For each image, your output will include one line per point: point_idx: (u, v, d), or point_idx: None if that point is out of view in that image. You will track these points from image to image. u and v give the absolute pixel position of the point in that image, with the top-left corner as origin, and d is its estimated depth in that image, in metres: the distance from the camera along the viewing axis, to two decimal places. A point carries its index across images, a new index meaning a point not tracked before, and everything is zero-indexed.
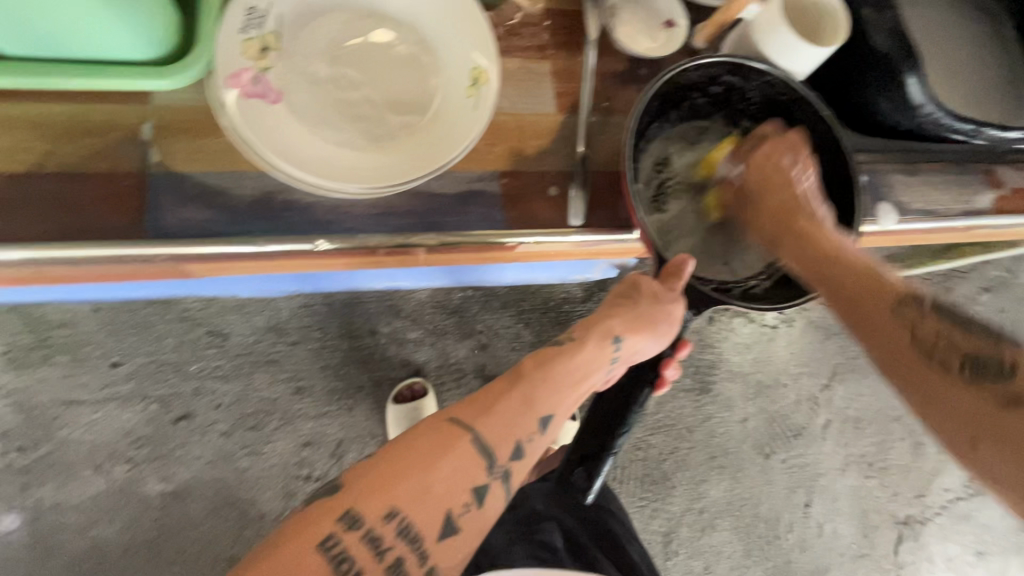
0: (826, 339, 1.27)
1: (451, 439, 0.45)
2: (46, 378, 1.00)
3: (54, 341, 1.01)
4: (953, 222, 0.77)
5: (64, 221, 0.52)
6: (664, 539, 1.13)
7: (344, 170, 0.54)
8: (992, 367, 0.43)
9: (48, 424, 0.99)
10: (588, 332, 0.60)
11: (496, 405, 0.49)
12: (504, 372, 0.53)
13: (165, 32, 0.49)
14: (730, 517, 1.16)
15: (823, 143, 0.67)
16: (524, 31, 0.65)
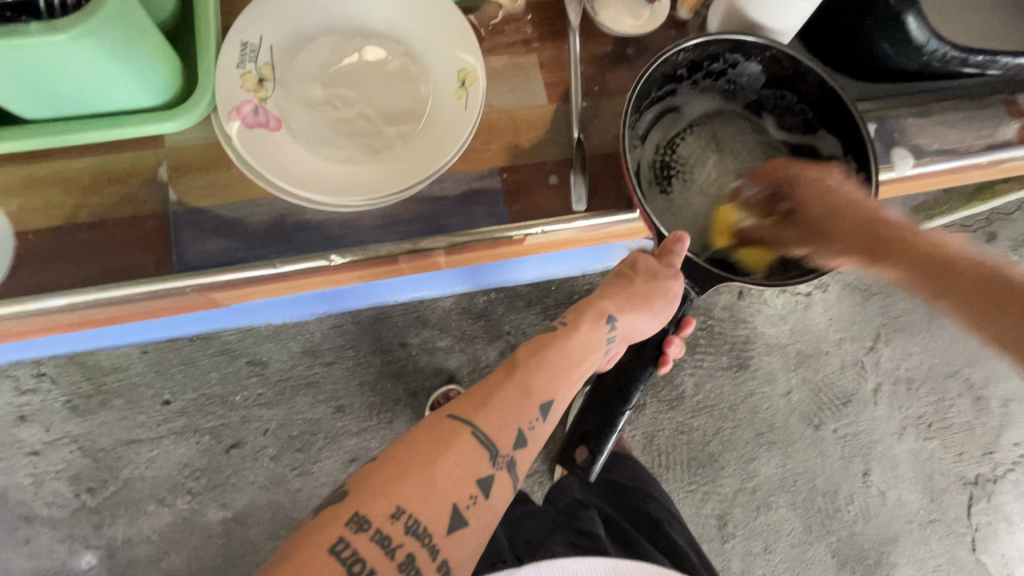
0: (865, 301, 1.22)
1: (453, 433, 0.45)
2: (106, 421, 1.06)
3: (110, 386, 1.08)
4: (976, 158, 0.74)
5: (99, 266, 0.56)
6: (719, 522, 1.11)
7: (345, 187, 0.56)
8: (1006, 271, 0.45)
9: (114, 464, 1.05)
10: (581, 315, 0.60)
11: (493, 396, 0.49)
12: (500, 366, 0.53)
13: (168, 78, 0.53)
14: (786, 493, 1.14)
15: (823, 109, 0.65)
16: (506, 28, 0.67)
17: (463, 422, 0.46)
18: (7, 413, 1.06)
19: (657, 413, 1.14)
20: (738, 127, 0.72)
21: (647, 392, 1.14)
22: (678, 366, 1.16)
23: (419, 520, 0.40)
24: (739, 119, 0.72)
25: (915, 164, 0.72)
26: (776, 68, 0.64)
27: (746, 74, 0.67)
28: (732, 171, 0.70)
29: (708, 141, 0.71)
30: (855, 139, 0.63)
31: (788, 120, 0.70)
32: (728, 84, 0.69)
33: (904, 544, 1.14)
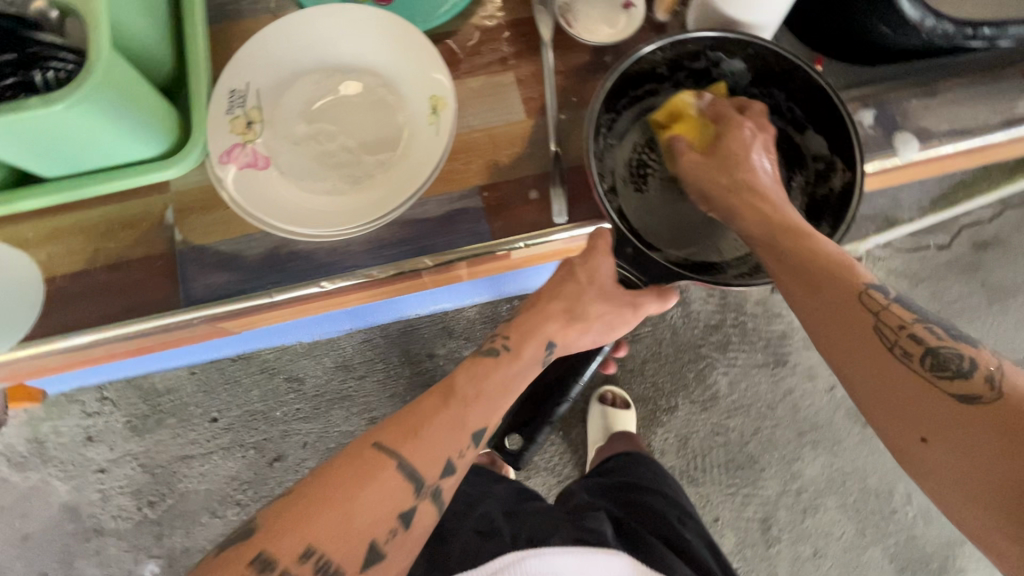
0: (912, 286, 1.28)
1: (376, 468, 0.45)
2: (164, 439, 1.16)
3: (165, 406, 1.17)
4: (992, 136, 0.69)
5: (119, 303, 0.61)
6: (763, 525, 1.15)
7: (309, 216, 0.59)
8: (952, 366, 0.42)
9: (171, 479, 1.14)
10: (526, 338, 0.59)
11: (424, 424, 0.50)
12: (435, 389, 0.53)
13: (165, 130, 0.57)
14: (834, 495, 1.16)
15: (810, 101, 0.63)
16: (483, 49, 0.69)
17: (388, 454, 0.47)
18: (76, 434, 1.16)
19: (690, 414, 1.19)
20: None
21: (678, 394, 1.19)
22: (711, 365, 1.20)
23: (333, 559, 0.41)
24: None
25: (922, 148, 0.68)
26: (759, 63, 0.63)
27: (729, 71, 0.66)
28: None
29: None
30: (842, 137, 0.60)
31: (776, 119, 0.67)
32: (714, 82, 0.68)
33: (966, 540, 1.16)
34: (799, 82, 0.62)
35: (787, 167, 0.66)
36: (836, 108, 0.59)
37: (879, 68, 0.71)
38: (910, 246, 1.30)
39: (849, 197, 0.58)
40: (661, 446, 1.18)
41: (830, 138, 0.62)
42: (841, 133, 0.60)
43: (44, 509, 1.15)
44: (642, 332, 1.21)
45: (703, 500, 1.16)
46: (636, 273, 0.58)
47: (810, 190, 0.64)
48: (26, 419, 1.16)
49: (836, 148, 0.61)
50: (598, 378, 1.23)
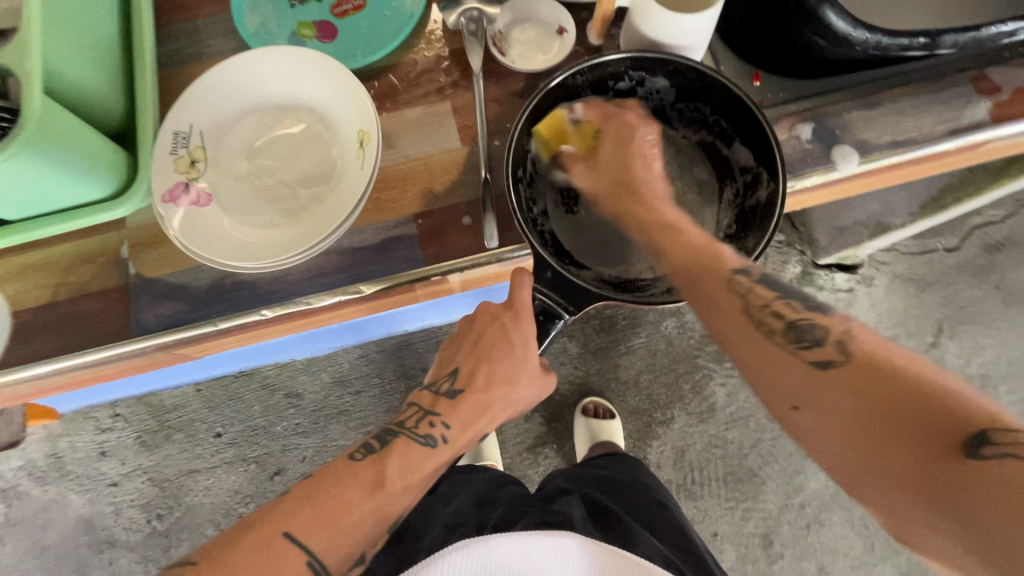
0: (921, 292, 1.28)
1: (282, 560, 0.47)
2: (171, 453, 1.22)
3: (172, 422, 1.23)
4: (940, 146, 0.68)
5: (78, 334, 0.65)
6: (764, 541, 1.17)
7: (241, 248, 0.62)
8: (810, 334, 0.46)
9: (177, 492, 1.21)
10: (462, 415, 0.59)
11: (343, 517, 0.50)
12: (367, 473, 0.53)
13: (111, 172, 0.62)
14: (840, 510, 1.18)
15: (732, 115, 0.65)
16: (420, 80, 0.71)
17: (299, 547, 0.48)
18: (90, 449, 1.23)
19: (686, 426, 1.21)
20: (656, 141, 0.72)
21: (675, 406, 1.22)
22: (707, 377, 1.23)
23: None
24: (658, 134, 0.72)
25: (861, 161, 0.68)
26: (681, 80, 0.64)
27: (656, 91, 0.67)
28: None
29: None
30: (765, 150, 0.62)
31: (706, 131, 0.69)
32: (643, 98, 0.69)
33: None
34: (722, 95, 0.63)
35: (718, 178, 0.70)
36: (758, 122, 0.61)
37: (821, 81, 0.70)
38: (918, 248, 1.30)
39: (772, 207, 0.60)
40: (657, 460, 1.21)
41: (755, 150, 0.64)
42: (763, 140, 0.62)
43: (59, 522, 1.21)
44: (635, 344, 1.24)
45: (702, 514, 1.19)
46: (558, 297, 0.56)
47: (740, 202, 0.66)
48: (45, 435, 1.23)
49: (761, 159, 0.63)
50: (587, 391, 1.24)
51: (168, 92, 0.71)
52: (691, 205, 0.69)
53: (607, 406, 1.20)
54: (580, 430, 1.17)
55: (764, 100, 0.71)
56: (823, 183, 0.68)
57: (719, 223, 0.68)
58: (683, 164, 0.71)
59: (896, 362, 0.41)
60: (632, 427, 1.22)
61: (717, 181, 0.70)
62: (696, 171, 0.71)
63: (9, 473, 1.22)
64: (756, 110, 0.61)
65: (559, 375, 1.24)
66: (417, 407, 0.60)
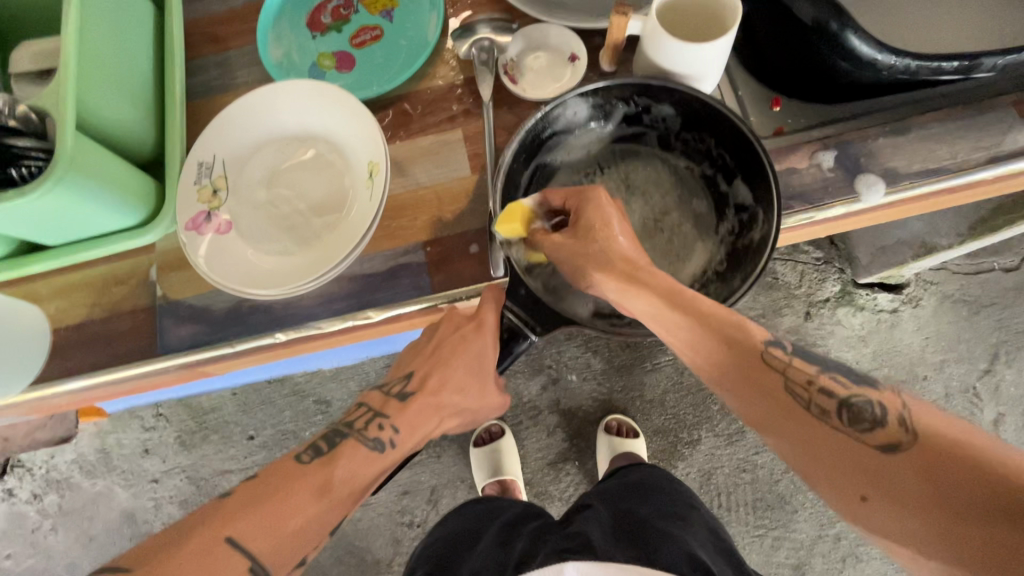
0: (974, 315, 1.19)
1: (221, 564, 0.44)
2: (206, 454, 1.28)
3: (209, 423, 1.29)
4: (977, 175, 0.63)
5: (108, 350, 0.69)
6: (795, 572, 1.13)
7: (256, 276, 0.64)
8: (779, 340, 0.47)
9: (211, 491, 1.26)
10: (415, 420, 0.60)
11: (287, 522, 0.48)
12: (312, 478, 0.52)
13: (139, 202, 0.65)
14: (878, 544, 1.12)
15: (734, 147, 0.63)
16: (433, 108, 0.72)
17: (239, 552, 0.45)
18: (136, 446, 1.30)
19: (713, 448, 1.18)
20: (656, 171, 0.70)
21: (701, 427, 1.19)
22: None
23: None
24: (661, 162, 0.71)
25: (887, 191, 0.64)
26: (687, 107, 0.63)
27: (662, 117, 0.66)
28: (635, 215, 0.69)
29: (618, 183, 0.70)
30: (762, 186, 0.60)
31: (711, 163, 0.67)
32: (649, 125, 0.68)
33: None
34: (728, 127, 0.62)
35: (716, 213, 0.68)
36: (760, 157, 0.60)
37: (846, 105, 0.67)
38: (971, 268, 1.21)
39: (762, 247, 0.59)
40: None
41: (753, 186, 0.62)
42: (762, 174, 0.60)
43: (106, 514, 1.28)
44: (662, 362, 1.22)
45: None
46: (527, 315, 0.56)
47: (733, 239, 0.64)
48: (97, 431, 1.31)
49: (759, 197, 0.61)
50: (611, 408, 1.22)
51: (197, 122, 0.75)
52: (685, 237, 0.68)
53: (632, 425, 1.18)
54: (602, 449, 1.15)
55: (784, 126, 0.68)
56: (847, 215, 0.65)
57: (712, 258, 0.66)
58: (683, 196, 0.69)
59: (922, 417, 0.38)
60: (656, 447, 1.19)
61: (715, 216, 0.67)
62: (694, 204, 0.69)
63: (64, 466, 1.31)
64: (756, 142, 0.59)
65: (580, 391, 1.23)
66: (366, 409, 0.60)
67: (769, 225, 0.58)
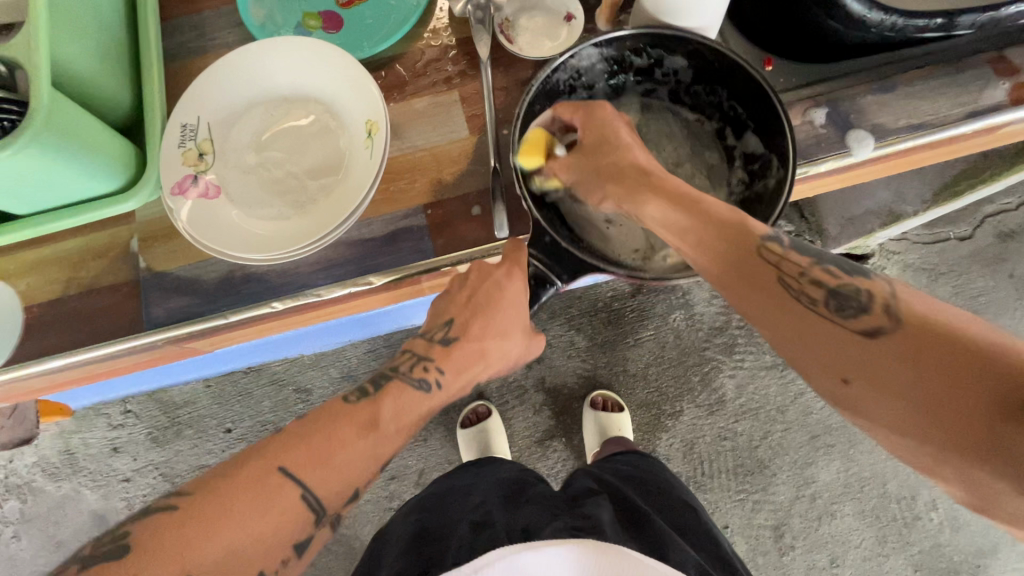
0: (935, 281, 1.23)
1: (277, 493, 0.45)
2: (181, 449, 1.23)
3: (182, 417, 1.24)
4: (957, 129, 0.67)
5: (85, 329, 0.65)
6: (775, 533, 1.17)
7: (251, 240, 0.62)
8: (853, 303, 0.41)
9: None
10: (459, 364, 0.61)
11: (336, 453, 0.49)
12: (360, 417, 0.52)
13: (119, 166, 0.61)
14: (851, 501, 1.17)
15: (743, 99, 0.64)
16: (427, 70, 0.70)
17: (292, 481, 0.46)
18: (103, 445, 1.23)
19: (696, 418, 1.21)
20: (667, 123, 0.72)
21: (683, 398, 1.21)
22: (716, 369, 1.22)
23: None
24: (671, 116, 0.72)
25: (877, 146, 0.67)
26: (700, 58, 0.63)
27: (673, 71, 0.67)
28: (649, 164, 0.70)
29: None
30: (775, 135, 0.61)
31: (719, 115, 0.69)
32: (661, 79, 0.69)
33: (1004, 551, 1.16)
34: (740, 80, 0.63)
35: (726, 164, 0.69)
36: (771, 106, 0.61)
37: (833, 64, 0.69)
38: (929, 238, 1.24)
39: (777, 195, 0.60)
40: (666, 453, 1.20)
41: (765, 137, 0.63)
42: (773, 120, 0.61)
43: (75, 518, 1.22)
44: (644, 337, 1.23)
45: (712, 507, 1.18)
46: (549, 264, 0.57)
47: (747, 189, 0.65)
48: (58, 431, 1.23)
49: (771, 144, 0.62)
50: (595, 383, 1.23)
51: (175, 84, 0.71)
52: (700, 188, 0.69)
53: (620, 399, 1.20)
54: (588, 422, 1.16)
55: (776, 86, 0.70)
56: (839, 169, 0.67)
57: (722, 205, 0.67)
58: (694, 148, 0.70)
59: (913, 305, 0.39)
60: (640, 420, 1.21)
61: (726, 168, 0.69)
62: (707, 156, 0.70)
63: (23, 469, 1.23)
64: (766, 90, 0.60)
65: (565, 367, 1.24)
66: (410, 354, 0.61)
67: (782, 173, 0.60)
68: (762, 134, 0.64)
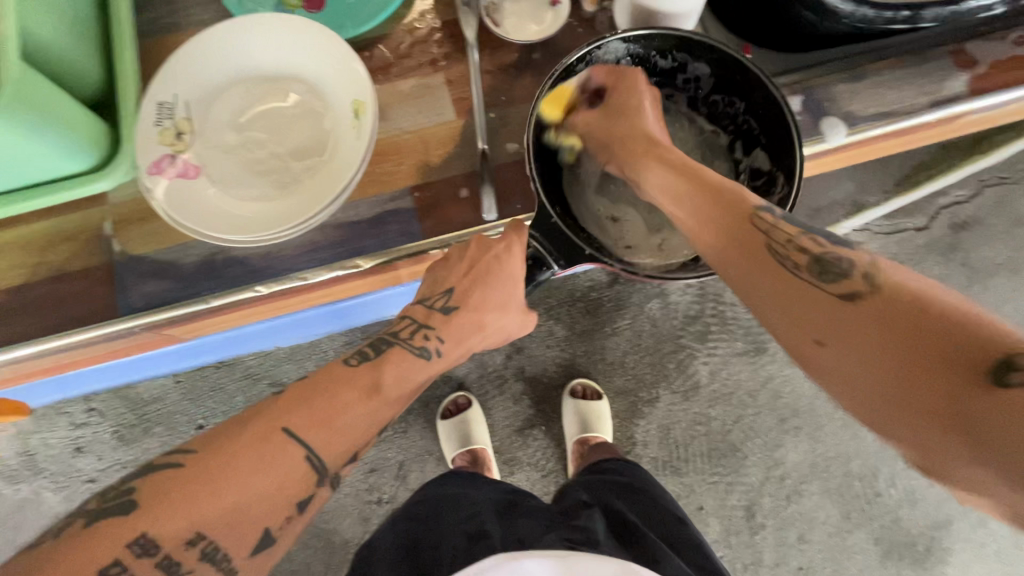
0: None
1: (283, 453, 0.46)
2: (150, 447, 1.18)
3: (150, 415, 1.19)
4: (922, 117, 0.70)
5: (55, 316, 0.63)
6: (747, 513, 1.21)
7: (232, 222, 0.60)
8: (837, 269, 0.43)
9: None
10: (457, 338, 0.61)
11: (338, 417, 0.51)
12: (361, 383, 0.54)
13: (93, 144, 0.59)
14: (817, 480, 1.23)
15: (751, 109, 0.67)
16: (412, 52, 0.69)
17: (296, 442, 0.47)
18: (64, 446, 1.18)
19: (671, 405, 1.24)
20: (683, 131, 0.74)
21: (660, 385, 1.24)
22: (691, 356, 1.25)
23: (218, 546, 0.42)
24: (686, 123, 0.74)
25: (850, 133, 0.70)
26: (722, 68, 0.66)
27: (696, 80, 0.70)
28: None
29: None
30: (782, 150, 0.64)
31: (733, 128, 0.71)
32: (680, 86, 0.71)
33: (955, 524, 1.22)
34: (757, 88, 0.64)
35: (732, 174, 0.71)
36: (782, 117, 0.63)
37: (807, 55, 0.72)
38: (889, 228, 1.26)
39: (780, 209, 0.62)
40: (644, 439, 1.23)
41: (772, 153, 0.66)
42: (785, 131, 0.63)
43: (36, 520, 1.17)
44: (621, 326, 1.25)
45: (688, 490, 1.22)
46: (547, 247, 0.58)
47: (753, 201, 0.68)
48: (16, 432, 1.17)
49: (777, 162, 0.65)
50: (575, 371, 1.24)
51: (149, 62, 0.68)
52: None
53: (598, 387, 1.23)
54: (568, 411, 1.18)
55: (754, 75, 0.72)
56: (814, 155, 0.70)
57: None
58: (703, 156, 0.73)
59: (910, 284, 0.39)
60: (618, 407, 1.24)
61: (732, 177, 0.71)
62: (715, 166, 0.72)
63: None
64: (778, 97, 0.62)
65: (545, 357, 1.25)
66: (410, 321, 0.61)
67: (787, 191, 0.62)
68: (769, 142, 0.66)
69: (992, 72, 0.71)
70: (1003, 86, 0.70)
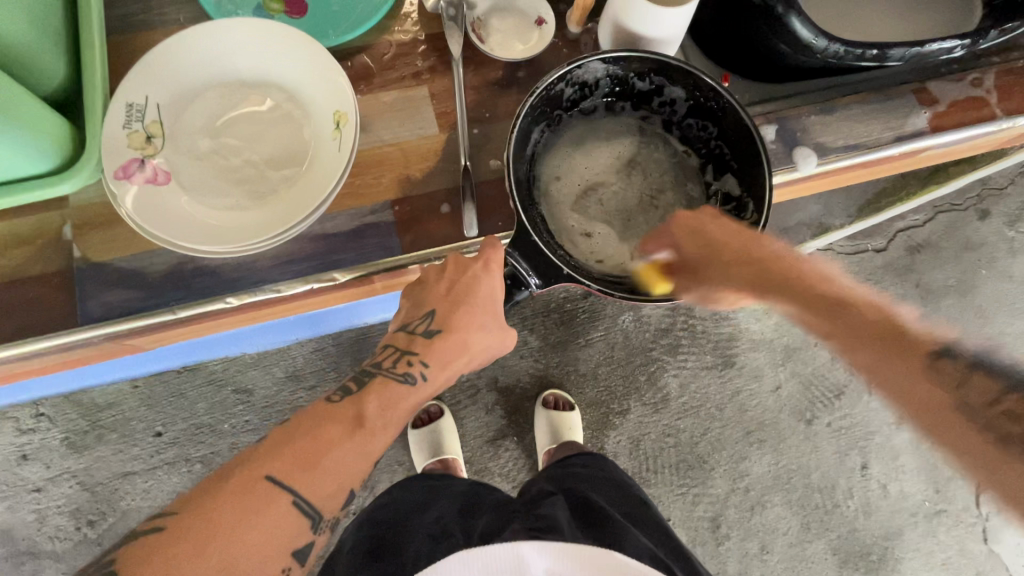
0: None
1: (270, 504, 0.48)
2: (102, 456, 1.12)
3: (104, 421, 1.14)
4: (886, 150, 0.74)
5: (6, 323, 0.59)
6: (712, 524, 1.24)
7: (204, 230, 0.58)
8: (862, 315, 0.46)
9: (111, 497, 1.12)
10: (440, 362, 0.62)
11: (324, 458, 0.52)
12: (345, 418, 0.55)
13: (56, 146, 0.56)
14: (779, 492, 1.26)
15: (723, 135, 0.68)
16: (396, 63, 0.68)
17: (281, 490, 0.49)
18: (9, 453, 1.11)
19: (642, 417, 1.25)
20: (658, 150, 0.74)
21: (630, 397, 1.26)
22: (661, 369, 1.27)
23: None
24: (662, 144, 0.74)
25: (821, 162, 0.73)
26: (696, 94, 0.67)
27: (672, 105, 0.70)
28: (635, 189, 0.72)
29: (623, 164, 0.73)
30: (754, 177, 0.64)
31: (705, 151, 0.71)
32: (656, 108, 0.72)
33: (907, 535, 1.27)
34: (731, 112, 0.65)
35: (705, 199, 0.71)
36: (753, 144, 0.64)
37: (781, 86, 0.74)
38: (851, 249, 1.31)
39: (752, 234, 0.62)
40: (614, 450, 1.24)
41: (744, 180, 0.66)
42: (755, 156, 0.64)
43: None
44: (594, 338, 1.26)
45: (655, 501, 1.23)
46: (524, 266, 0.56)
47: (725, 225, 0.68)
48: None
49: (749, 189, 0.65)
50: (547, 382, 1.25)
51: (119, 59, 0.66)
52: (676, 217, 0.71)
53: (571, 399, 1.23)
54: (540, 423, 1.18)
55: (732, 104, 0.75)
56: (786, 182, 0.73)
57: None
58: (677, 179, 0.72)
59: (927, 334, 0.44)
60: (590, 418, 1.25)
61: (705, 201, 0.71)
62: (689, 188, 0.72)
63: None
64: (749, 126, 0.64)
65: (519, 367, 1.25)
66: (393, 349, 0.62)
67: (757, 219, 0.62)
68: (741, 167, 0.67)
69: (952, 110, 0.75)
70: (960, 124, 0.74)
